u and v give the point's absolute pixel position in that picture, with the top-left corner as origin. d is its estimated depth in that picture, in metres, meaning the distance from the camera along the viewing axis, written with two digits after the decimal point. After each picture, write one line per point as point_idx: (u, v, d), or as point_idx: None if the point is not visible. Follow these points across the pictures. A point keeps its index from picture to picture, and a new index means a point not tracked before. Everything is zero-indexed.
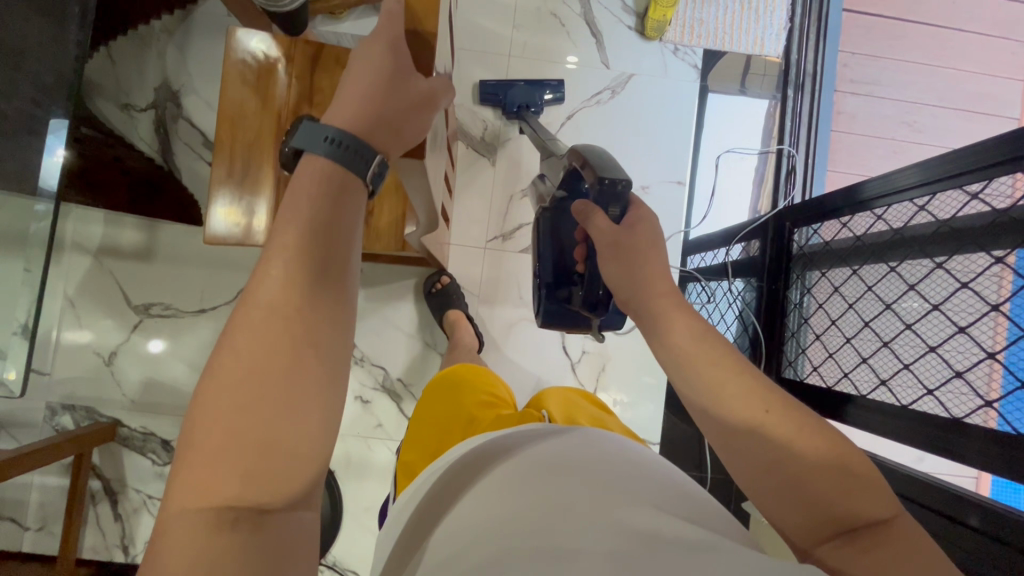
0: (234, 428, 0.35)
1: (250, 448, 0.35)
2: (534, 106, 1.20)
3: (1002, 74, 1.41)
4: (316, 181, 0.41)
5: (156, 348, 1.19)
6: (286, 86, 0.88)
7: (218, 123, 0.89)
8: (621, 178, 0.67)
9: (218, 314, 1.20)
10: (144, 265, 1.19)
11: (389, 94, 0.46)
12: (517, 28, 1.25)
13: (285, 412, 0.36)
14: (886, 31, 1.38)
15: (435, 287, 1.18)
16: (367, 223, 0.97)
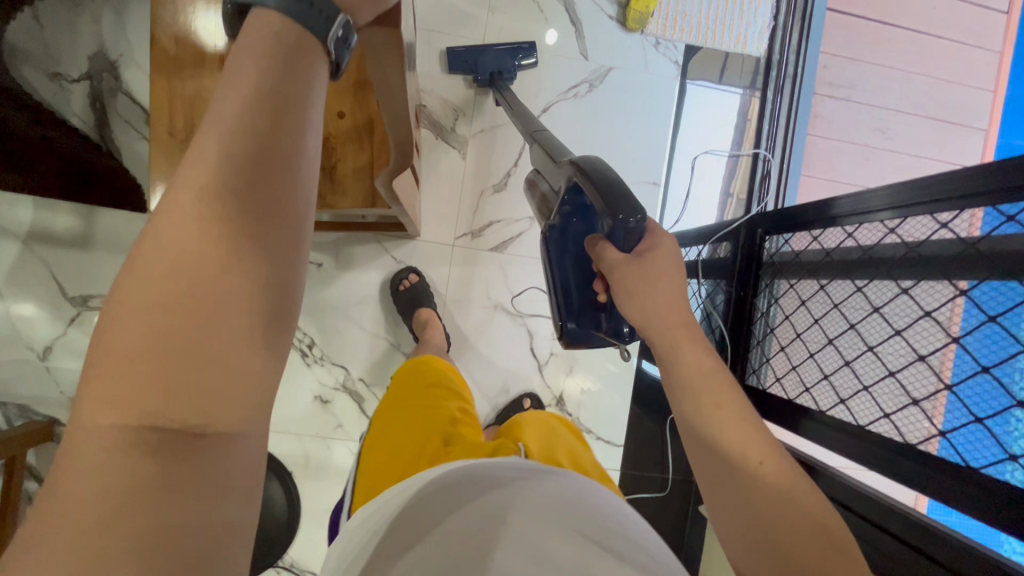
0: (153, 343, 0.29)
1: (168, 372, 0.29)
2: (506, 72, 1.12)
3: (976, 83, 1.41)
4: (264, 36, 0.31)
5: None
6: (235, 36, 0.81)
7: (153, 74, 0.80)
8: (636, 214, 0.58)
9: None
10: (84, 253, 1.10)
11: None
12: (493, 10, 1.18)
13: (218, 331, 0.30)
14: (866, 35, 1.36)
15: (402, 286, 1.15)
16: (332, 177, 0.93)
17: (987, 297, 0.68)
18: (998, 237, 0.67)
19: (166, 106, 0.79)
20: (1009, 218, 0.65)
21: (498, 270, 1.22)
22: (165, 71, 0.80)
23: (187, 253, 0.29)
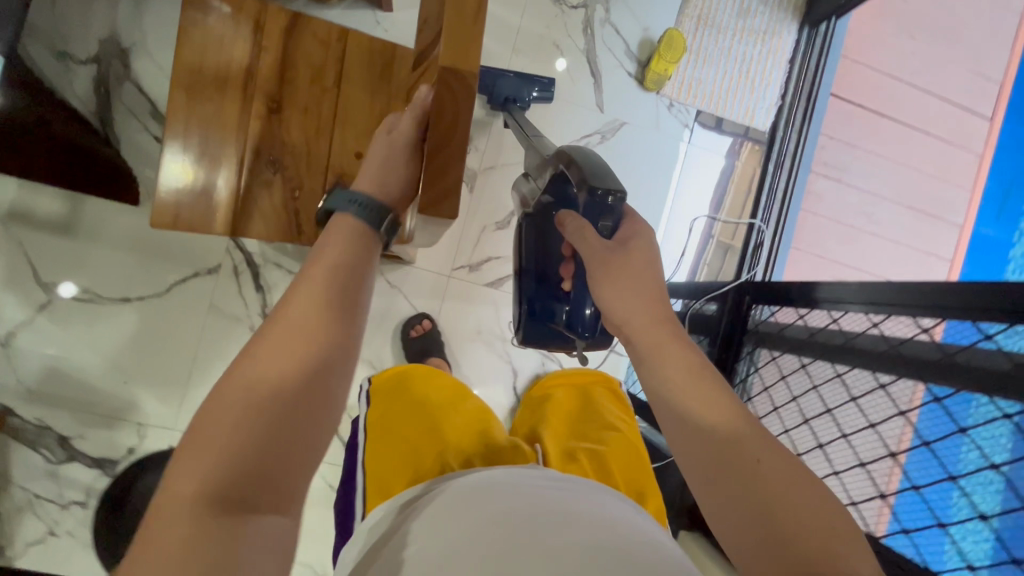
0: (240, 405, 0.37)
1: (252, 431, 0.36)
2: (520, 101, 1.12)
3: (954, 181, 1.51)
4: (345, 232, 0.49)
5: (68, 292, 1.06)
6: (256, 56, 0.79)
7: (172, 87, 0.77)
8: (613, 189, 0.60)
9: (147, 306, 1.09)
10: (66, 239, 1.06)
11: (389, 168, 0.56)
12: (517, 51, 1.19)
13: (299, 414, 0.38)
14: (863, 122, 1.43)
15: (414, 331, 1.14)
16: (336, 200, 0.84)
17: (958, 407, 0.72)
18: (975, 352, 0.71)
19: (182, 107, 0.77)
20: (989, 337, 0.69)
21: (491, 306, 1.22)
22: (183, 86, 0.77)
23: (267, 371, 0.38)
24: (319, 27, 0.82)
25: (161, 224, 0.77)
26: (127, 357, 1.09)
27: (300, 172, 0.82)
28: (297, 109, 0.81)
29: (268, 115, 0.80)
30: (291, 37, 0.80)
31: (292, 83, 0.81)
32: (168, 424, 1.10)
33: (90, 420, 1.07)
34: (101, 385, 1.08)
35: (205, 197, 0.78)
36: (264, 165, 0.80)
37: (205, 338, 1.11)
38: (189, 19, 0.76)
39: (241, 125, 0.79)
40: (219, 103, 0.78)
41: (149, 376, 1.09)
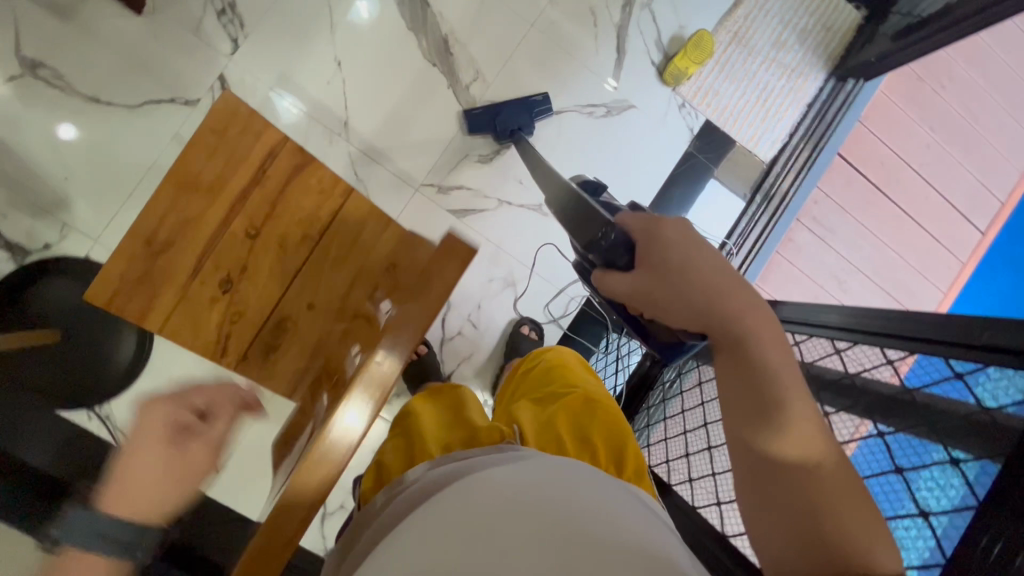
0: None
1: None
2: (524, 128, 1.17)
3: (932, 279, 1.50)
4: None
5: (66, 134, 1.05)
6: (215, 243, 0.70)
7: (102, 272, 0.66)
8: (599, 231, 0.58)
9: (113, 113, 1.06)
10: (61, 22, 1.05)
11: None
12: (553, 5, 1.21)
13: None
14: (862, 193, 1.45)
15: None
16: (265, 361, 0.74)
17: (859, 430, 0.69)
18: (889, 377, 0.67)
19: None
20: (903, 362, 0.66)
21: (447, 234, 1.19)
22: (129, 262, 0.67)
23: None
24: (298, 156, 0.72)
25: (96, 295, 0.66)
26: (76, 155, 1.06)
27: (251, 302, 0.73)
28: (250, 296, 0.73)
29: (220, 297, 0.71)
30: (271, 175, 0.71)
31: (257, 260, 0.73)
32: (90, 233, 1.07)
33: (15, 202, 1.04)
34: (39, 173, 1.04)
35: (151, 287, 0.68)
36: (215, 320, 0.71)
37: (160, 166, 1.09)
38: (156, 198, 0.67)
39: (184, 288, 0.70)
40: (197, 211, 0.69)
41: (90, 180, 1.06)
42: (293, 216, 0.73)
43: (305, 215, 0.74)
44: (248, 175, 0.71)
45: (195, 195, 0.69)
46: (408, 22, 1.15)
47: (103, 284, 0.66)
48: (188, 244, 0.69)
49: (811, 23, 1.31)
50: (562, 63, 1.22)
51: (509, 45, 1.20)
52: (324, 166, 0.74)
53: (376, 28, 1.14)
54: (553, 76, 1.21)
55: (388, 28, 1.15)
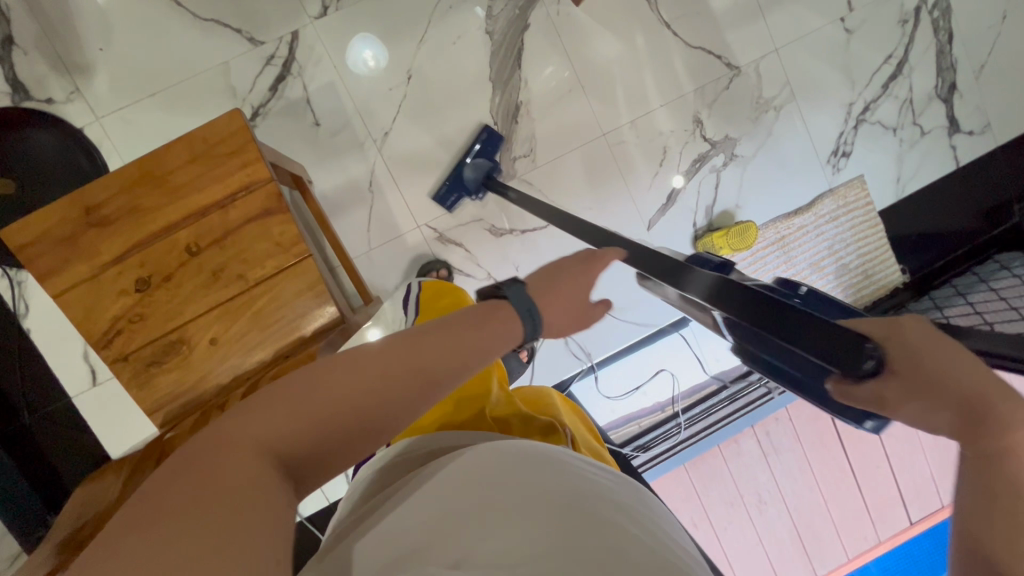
0: (294, 397, 0.36)
1: (340, 423, 0.36)
2: None
3: (844, 541, 1.45)
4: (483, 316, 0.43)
5: None
6: (151, 240, 0.72)
7: (36, 217, 0.70)
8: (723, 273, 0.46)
9: (177, 15, 1.04)
10: None
11: (465, 317, 0.43)
12: (632, 127, 1.20)
13: (381, 415, 0.38)
14: (820, 433, 1.43)
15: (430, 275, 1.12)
16: (144, 371, 0.74)
17: None
18: None
19: None
20: None
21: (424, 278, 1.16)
22: (70, 220, 0.71)
23: (377, 366, 0.38)
24: (271, 202, 0.74)
25: (17, 234, 0.70)
26: (121, 33, 1.03)
27: (155, 309, 0.73)
28: (158, 304, 0.73)
29: (129, 288, 0.72)
30: (237, 207, 0.73)
31: (180, 274, 0.73)
32: (97, 109, 1.04)
33: (42, 47, 1.01)
34: (79, 31, 1.02)
35: (71, 253, 0.71)
36: (114, 308, 0.72)
37: (196, 83, 1.06)
38: (125, 178, 0.71)
39: (101, 269, 0.72)
40: (152, 206, 0.72)
41: (123, 62, 1.04)
42: (234, 252, 0.74)
43: (248, 253, 0.74)
44: (217, 193, 0.73)
45: (160, 192, 0.72)
46: (492, 73, 1.14)
47: (31, 224, 0.70)
48: (131, 226, 0.72)
49: (855, 262, 1.30)
50: (613, 182, 1.20)
51: (574, 142, 1.18)
52: (289, 219, 0.74)
53: (460, 63, 1.13)
54: (598, 189, 1.19)
55: (472, 69, 1.13)
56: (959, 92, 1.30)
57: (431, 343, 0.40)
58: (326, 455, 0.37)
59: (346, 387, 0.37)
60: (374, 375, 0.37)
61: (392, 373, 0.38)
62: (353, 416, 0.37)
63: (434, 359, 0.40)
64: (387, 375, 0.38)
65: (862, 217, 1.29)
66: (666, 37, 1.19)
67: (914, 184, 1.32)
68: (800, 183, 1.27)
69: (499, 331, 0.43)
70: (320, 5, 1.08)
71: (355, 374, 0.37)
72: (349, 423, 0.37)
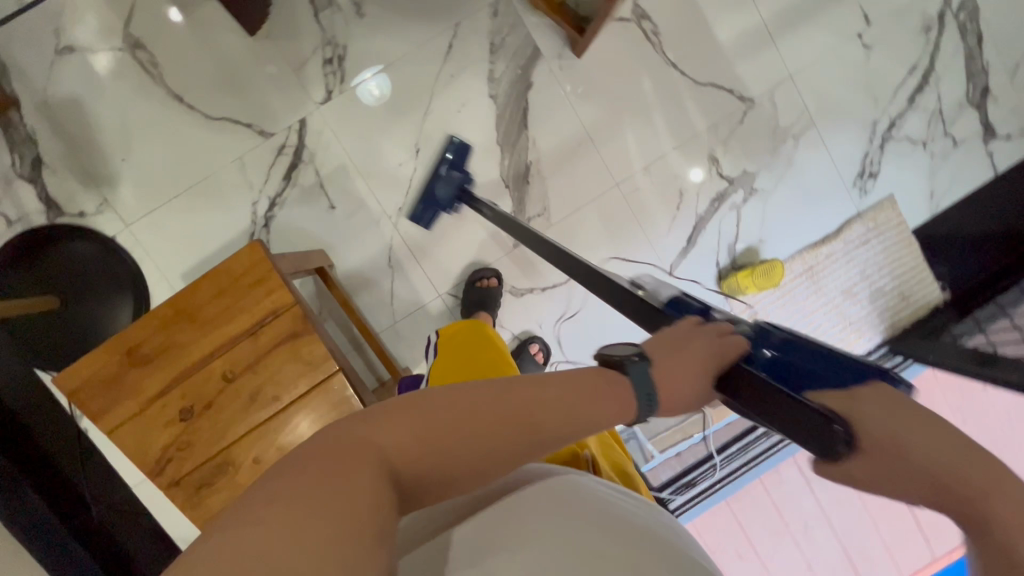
0: (422, 416, 0.34)
1: (456, 460, 0.35)
2: None
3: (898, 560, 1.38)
4: (572, 380, 0.40)
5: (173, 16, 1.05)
6: (190, 372, 0.76)
7: (82, 362, 0.74)
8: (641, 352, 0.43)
9: (190, 117, 1.08)
10: (174, 14, 1.05)
11: (564, 397, 0.38)
12: (645, 172, 1.17)
13: (491, 463, 0.36)
14: None
15: (479, 282, 1.12)
16: (196, 495, 0.76)
17: None
18: None
19: None
20: None
21: None
22: (114, 358, 0.75)
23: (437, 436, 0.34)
24: (296, 324, 0.76)
25: (67, 380, 0.74)
26: (140, 143, 1.07)
27: (200, 436, 0.76)
28: (202, 431, 0.76)
29: (174, 418, 0.76)
30: (265, 333, 0.76)
31: (219, 401, 0.76)
32: (126, 217, 1.09)
33: (70, 164, 1.06)
34: (103, 145, 1.07)
35: (119, 392, 0.75)
36: (163, 439, 0.76)
37: (213, 180, 1.09)
38: (161, 316, 0.75)
39: (146, 404, 0.75)
40: (186, 340, 0.75)
41: (144, 169, 1.08)
42: (266, 373, 0.76)
43: (280, 375, 0.76)
44: (246, 321, 0.76)
45: (193, 325, 0.75)
46: (499, 137, 1.13)
47: (78, 368, 0.74)
48: (172, 361, 0.75)
49: (891, 285, 1.25)
50: (630, 230, 1.18)
51: (587, 195, 1.16)
52: (315, 338, 0.76)
53: (467, 130, 1.12)
54: (616, 239, 1.18)
55: (479, 134, 1.13)
56: (993, 96, 1.23)
57: (481, 402, 0.36)
58: (418, 494, 0.34)
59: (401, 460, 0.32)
60: (501, 398, 0.36)
61: (523, 418, 0.36)
62: (475, 458, 0.35)
63: (506, 423, 0.36)
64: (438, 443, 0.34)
65: (893, 238, 1.24)
66: (674, 78, 1.16)
67: (949, 197, 1.26)
68: (826, 210, 1.23)
69: (624, 406, 0.41)
70: (323, 90, 1.09)
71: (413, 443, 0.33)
72: (430, 466, 0.34)
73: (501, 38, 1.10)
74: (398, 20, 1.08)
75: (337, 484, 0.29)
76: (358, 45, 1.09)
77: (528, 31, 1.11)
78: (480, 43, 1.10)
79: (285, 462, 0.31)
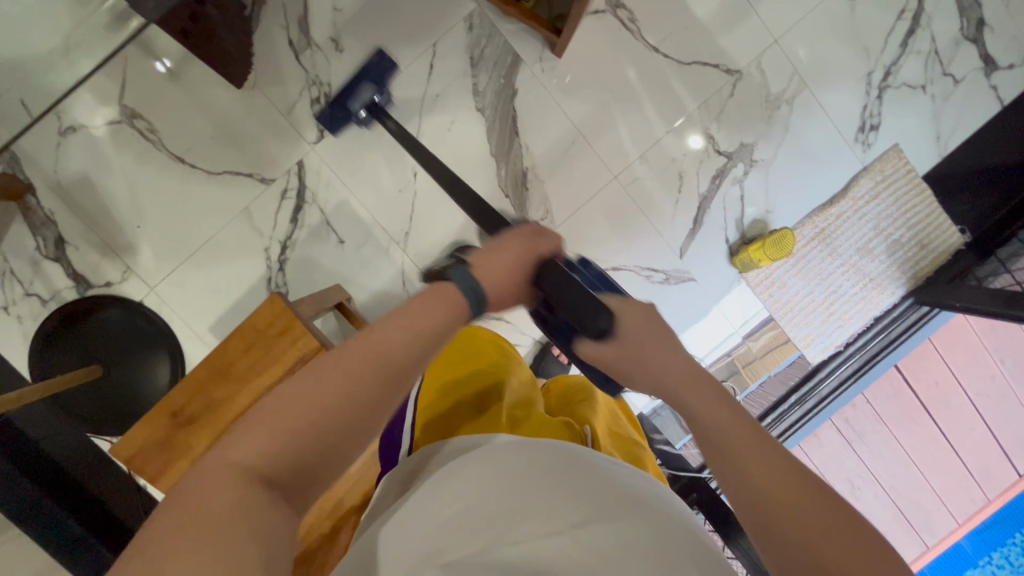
0: (270, 418, 0.38)
1: (320, 431, 0.39)
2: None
3: (950, 508, 1.42)
4: (420, 333, 0.46)
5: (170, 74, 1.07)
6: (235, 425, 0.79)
7: (134, 430, 0.78)
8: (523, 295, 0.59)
9: (193, 176, 1.11)
10: (163, 78, 1.08)
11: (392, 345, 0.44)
12: (642, 160, 1.17)
13: (358, 421, 0.41)
14: (903, 408, 1.39)
15: None
16: None
17: None
18: None
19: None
20: None
21: None
22: (162, 422, 0.79)
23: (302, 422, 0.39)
24: None
25: (123, 449, 0.78)
26: (151, 208, 1.11)
27: None
28: None
29: None
30: None
31: None
32: (150, 280, 1.13)
33: (90, 238, 1.11)
34: (117, 216, 1.11)
35: (173, 454, 0.79)
36: None
37: (225, 233, 1.13)
38: (199, 377, 0.78)
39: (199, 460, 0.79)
40: (227, 396, 0.79)
41: (159, 232, 1.12)
42: None
43: None
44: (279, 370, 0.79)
45: (231, 381, 0.79)
46: (492, 148, 1.14)
47: (131, 435, 0.78)
48: (216, 418, 0.79)
49: (907, 235, 1.23)
50: (634, 220, 1.18)
51: (587, 192, 1.17)
52: None
53: (459, 146, 1.14)
54: (622, 231, 1.19)
55: (472, 149, 1.14)
56: (990, 26, 1.19)
57: (334, 378, 0.41)
58: (308, 474, 0.39)
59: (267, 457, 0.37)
60: (344, 372, 0.41)
61: (357, 375, 0.41)
62: (344, 429, 0.40)
63: (348, 391, 0.40)
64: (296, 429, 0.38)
65: (904, 188, 1.22)
66: (658, 62, 1.15)
67: (956, 137, 1.24)
68: (831, 169, 1.21)
69: (443, 317, 0.48)
70: (315, 130, 1.12)
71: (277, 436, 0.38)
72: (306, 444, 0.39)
73: (480, 51, 1.11)
74: (377, 48, 1.09)
75: (206, 508, 0.33)
76: (342, 81, 1.10)
77: (506, 39, 1.11)
78: (459, 58, 1.11)
79: (161, 507, 0.34)
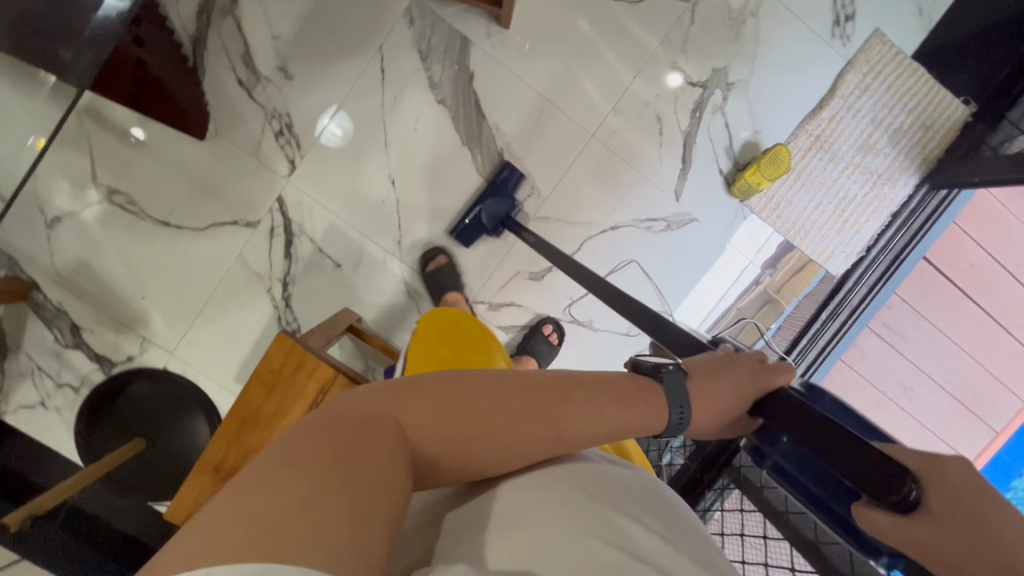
0: (433, 399, 0.39)
1: (463, 443, 0.39)
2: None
3: (1012, 389, 1.37)
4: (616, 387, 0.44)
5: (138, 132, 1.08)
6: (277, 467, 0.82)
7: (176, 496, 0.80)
8: None
9: (182, 237, 1.12)
10: (129, 148, 1.08)
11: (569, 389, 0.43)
12: (615, 111, 1.13)
13: (494, 437, 0.39)
14: (943, 298, 1.33)
15: (429, 266, 1.14)
16: None
17: None
18: None
19: None
20: None
21: None
22: (204, 481, 0.80)
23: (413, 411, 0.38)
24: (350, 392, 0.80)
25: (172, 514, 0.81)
26: (150, 277, 1.13)
27: None
28: None
29: None
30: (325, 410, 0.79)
31: None
32: (168, 346, 1.15)
33: (102, 319, 1.13)
34: (122, 292, 1.13)
35: None
36: None
37: (225, 283, 1.14)
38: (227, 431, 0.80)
39: None
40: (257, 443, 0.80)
41: (165, 298, 1.14)
42: None
43: None
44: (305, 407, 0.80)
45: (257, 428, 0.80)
46: (463, 137, 1.12)
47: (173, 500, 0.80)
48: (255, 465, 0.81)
49: (908, 121, 1.17)
50: (623, 173, 1.15)
51: (568, 156, 1.14)
52: None
53: (429, 144, 1.11)
54: (613, 187, 1.15)
55: (444, 143, 1.12)
56: None
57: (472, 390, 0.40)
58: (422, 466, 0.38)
59: (376, 435, 0.35)
60: (519, 387, 0.41)
61: (546, 408, 0.41)
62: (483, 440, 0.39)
63: (501, 394, 0.40)
64: (406, 415, 0.37)
65: (894, 73, 1.16)
66: (608, 6, 1.10)
67: (938, 7, 1.17)
68: (813, 72, 1.15)
69: (652, 414, 0.45)
70: (287, 163, 1.11)
71: (384, 407, 0.37)
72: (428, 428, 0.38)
73: (427, 42, 1.08)
74: (326, 66, 1.08)
75: (357, 452, 0.33)
76: (300, 108, 1.09)
77: (449, 25, 1.08)
78: (409, 55, 1.08)
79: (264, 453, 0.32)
